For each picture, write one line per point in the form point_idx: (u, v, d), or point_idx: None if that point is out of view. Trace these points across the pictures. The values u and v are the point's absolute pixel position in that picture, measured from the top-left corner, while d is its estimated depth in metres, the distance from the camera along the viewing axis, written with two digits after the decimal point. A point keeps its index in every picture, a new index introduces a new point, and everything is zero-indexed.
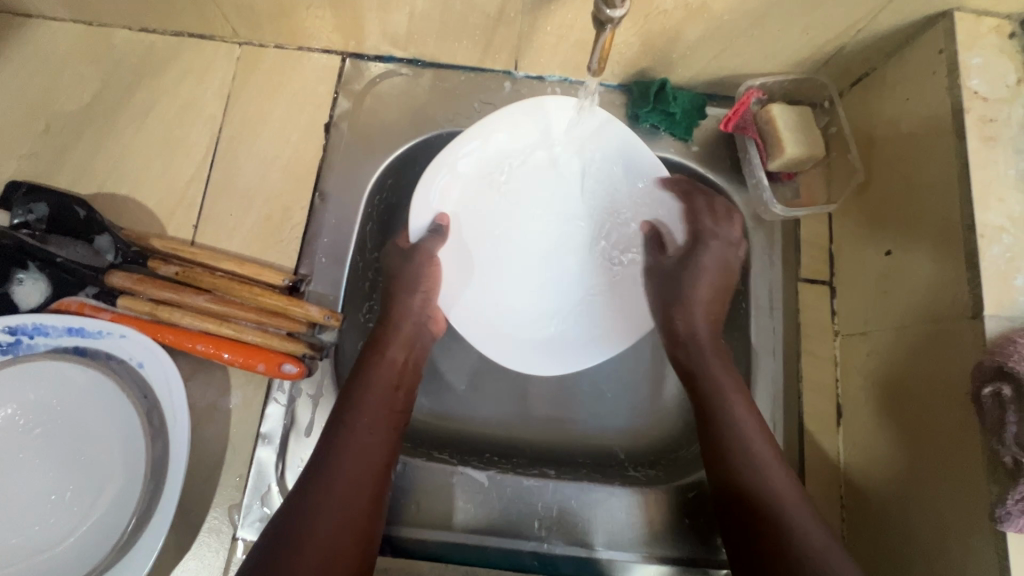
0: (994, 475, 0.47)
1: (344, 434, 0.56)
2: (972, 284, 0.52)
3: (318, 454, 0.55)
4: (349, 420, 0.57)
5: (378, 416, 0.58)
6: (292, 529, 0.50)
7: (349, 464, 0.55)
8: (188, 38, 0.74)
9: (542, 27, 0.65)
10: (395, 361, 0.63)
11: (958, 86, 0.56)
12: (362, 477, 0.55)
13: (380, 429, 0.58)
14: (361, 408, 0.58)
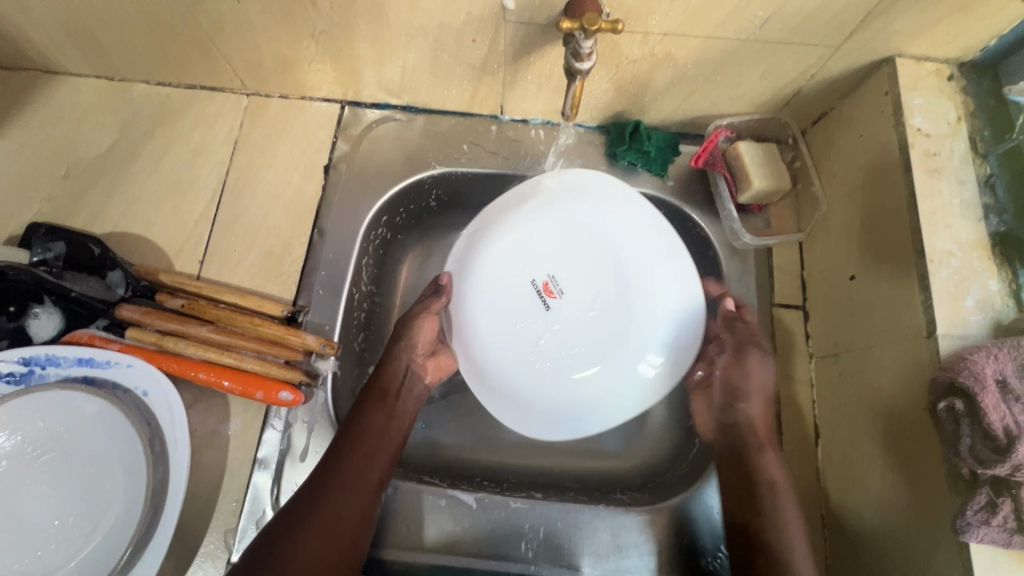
0: (955, 487, 0.50)
1: (323, 501, 0.57)
2: (926, 305, 0.55)
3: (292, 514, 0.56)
4: (333, 486, 0.58)
5: (362, 482, 0.59)
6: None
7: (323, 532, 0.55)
8: (200, 90, 0.81)
9: (523, 77, 0.71)
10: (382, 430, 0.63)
11: (902, 124, 0.61)
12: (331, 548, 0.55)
13: (360, 497, 0.58)
14: (347, 473, 0.59)
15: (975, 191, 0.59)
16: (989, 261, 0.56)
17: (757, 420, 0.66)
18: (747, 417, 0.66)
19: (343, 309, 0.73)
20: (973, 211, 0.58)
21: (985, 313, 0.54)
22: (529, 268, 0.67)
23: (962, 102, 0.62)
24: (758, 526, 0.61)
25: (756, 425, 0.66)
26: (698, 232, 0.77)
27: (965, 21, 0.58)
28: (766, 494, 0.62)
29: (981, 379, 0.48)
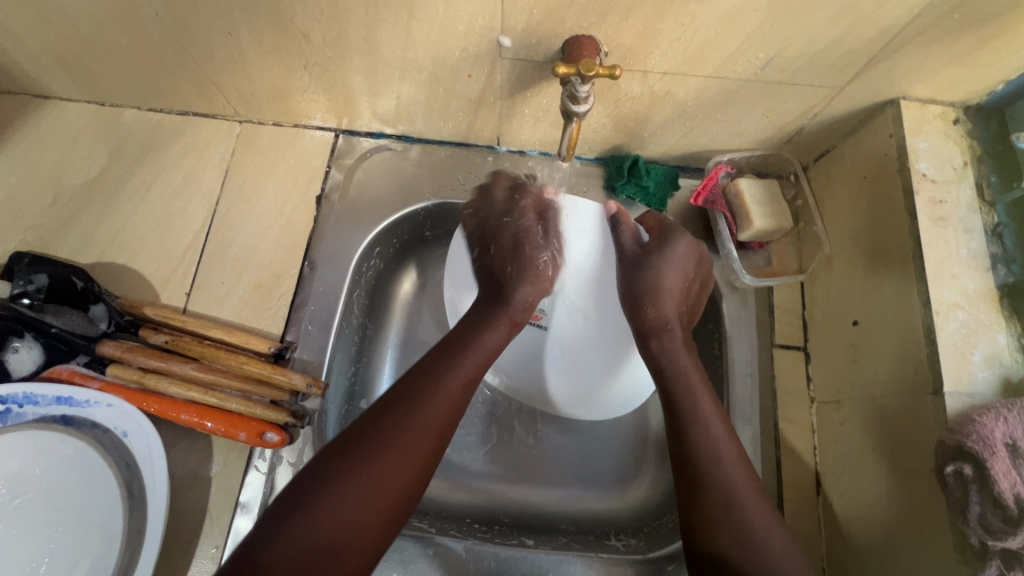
0: (963, 556, 0.49)
1: (377, 450, 0.49)
2: (932, 360, 0.53)
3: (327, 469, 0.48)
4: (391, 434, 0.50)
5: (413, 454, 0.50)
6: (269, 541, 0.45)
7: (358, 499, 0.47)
8: (192, 116, 0.80)
9: (521, 110, 0.69)
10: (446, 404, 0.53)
11: (907, 169, 0.59)
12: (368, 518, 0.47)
13: (407, 470, 0.50)
14: (414, 419, 0.51)
15: (982, 239, 0.57)
16: (997, 313, 0.55)
17: (707, 399, 0.57)
18: (688, 396, 0.57)
19: (332, 344, 0.71)
20: (980, 261, 0.56)
21: (993, 369, 0.52)
22: None
23: (968, 146, 0.61)
24: (723, 534, 0.50)
25: (703, 405, 0.56)
26: None
27: (971, 65, 0.57)
28: (710, 460, 0.53)
29: (990, 444, 0.46)
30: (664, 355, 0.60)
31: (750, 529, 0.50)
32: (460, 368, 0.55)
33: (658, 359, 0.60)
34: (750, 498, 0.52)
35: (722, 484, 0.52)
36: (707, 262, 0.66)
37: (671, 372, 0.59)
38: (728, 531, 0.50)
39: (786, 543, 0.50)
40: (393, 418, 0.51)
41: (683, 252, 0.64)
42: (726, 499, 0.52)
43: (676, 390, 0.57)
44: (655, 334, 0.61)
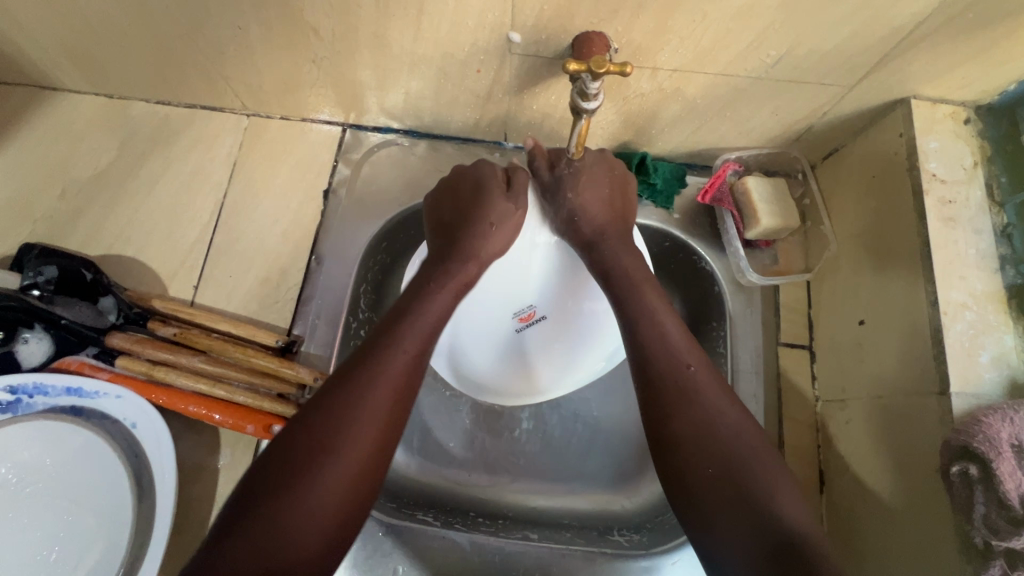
0: (966, 556, 0.49)
1: (332, 423, 0.45)
2: (938, 360, 0.53)
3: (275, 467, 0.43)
4: (343, 406, 0.46)
5: (367, 446, 0.46)
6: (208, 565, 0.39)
7: (306, 509, 0.42)
8: (200, 109, 0.80)
9: (529, 106, 0.69)
10: (412, 349, 0.51)
11: (917, 168, 0.59)
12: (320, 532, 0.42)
13: (370, 446, 0.46)
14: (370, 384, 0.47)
15: (991, 240, 0.57)
16: (1005, 315, 0.55)
17: (672, 338, 0.56)
18: (649, 319, 0.57)
19: (339, 339, 0.71)
20: (988, 262, 0.56)
21: (1000, 370, 0.52)
22: (504, 330, 0.68)
23: (978, 146, 0.61)
24: (698, 460, 0.49)
25: (664, 324, 0.56)
26: (702, 266, 0.75)
27: (984, 65, 0.56)
28: (680, 408, 0.52)
29: (997, 445, 0.46)
30: (607, 265, 0.61)
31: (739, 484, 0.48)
32: (427, 309, 0.54)
33: (607, 265, 0.61)
34: (722, 416, 0.51)
35: (693, 404, 0.52)
36: (617, 167, 0.65)
37: (624, 289, 0.59)
38: (715, 495, 0.48)
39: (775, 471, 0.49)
40: (348, 408, 0.46)
41: (598, 172, 0.63)
42: (698, 418, 0.51)
43: (636, 309, 0.58)
44: (594, 244, 0.62)
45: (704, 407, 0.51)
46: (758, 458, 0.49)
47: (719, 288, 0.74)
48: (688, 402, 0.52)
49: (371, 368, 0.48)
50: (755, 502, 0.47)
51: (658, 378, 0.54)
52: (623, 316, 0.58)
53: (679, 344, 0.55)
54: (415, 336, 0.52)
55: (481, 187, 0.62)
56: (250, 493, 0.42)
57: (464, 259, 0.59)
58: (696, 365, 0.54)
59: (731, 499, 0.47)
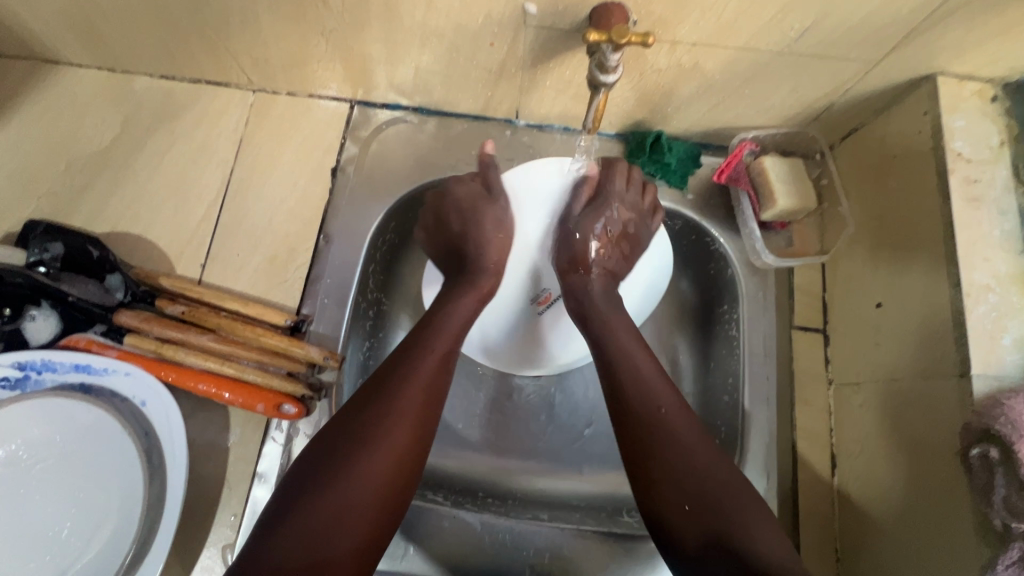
0: (984, 538, 0.48)
1: (368, 424, 0.51)
2: (959, 342, 0.52)
3: (314, 466, 0.49)
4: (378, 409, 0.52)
5: (397, 446, 0.51)
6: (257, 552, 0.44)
7: (342, 504, 0.47)
8: (205, 84, 0.78)
9: (542, 82, 0.67)
10: (439, 350, 0.58)
11: (942, 147, 0.58)
12: (356, 526, 0.47)
13: (404, 442, 0.51)
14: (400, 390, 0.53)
15: (1016, 221, 0.56)
16: None
17: (646, 371, 0.58)
18: (625, 357, 0.59)
19: (348, 318, 0.71)
20: (1013, 243, 0.55)
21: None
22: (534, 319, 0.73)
23: (1005, 125, 0.59)
24: (670, 501, 0.51)
25: (640, 364, 0.58)
26: (715, 248, 0.74)
27: (1015, 39, 0.55)
28: (654, 440, 0.54)
29: (1019, 426, 0.46)
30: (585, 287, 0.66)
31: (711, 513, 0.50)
32: (452, 316, 0.62)
33: (582, 303, 0.64)
34: (695, 460, 0.53)
35: (667, 445, 0.53)
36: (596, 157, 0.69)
37: (601, 334, 0.61)
38: (682, 518, 0.50)
39: (744, 500, 0.51)
40: (382, 411, 0.52)
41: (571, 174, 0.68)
42: (670, 462, 0.52)
43: (611, 344, 0.60)
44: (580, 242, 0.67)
45: (676, 450, 0.53)
46: (734, 504, 0.50)
47: (731, 270, 0.73)
48: (664, 435, 0.54)
49: (401, 373, 0.55)
50: (733, 543, 0.48)
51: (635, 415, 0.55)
52: (598, 359, 0.61)
53: (654, 385, 0.57)
54: (439, 345, 0.59)
55: (464, 204, 0.68)
56: (295, 488, 0.48)
57: (477, 273, 0.67)
58: (668, 407, 0.55)
59: (710, 540, 0.49)
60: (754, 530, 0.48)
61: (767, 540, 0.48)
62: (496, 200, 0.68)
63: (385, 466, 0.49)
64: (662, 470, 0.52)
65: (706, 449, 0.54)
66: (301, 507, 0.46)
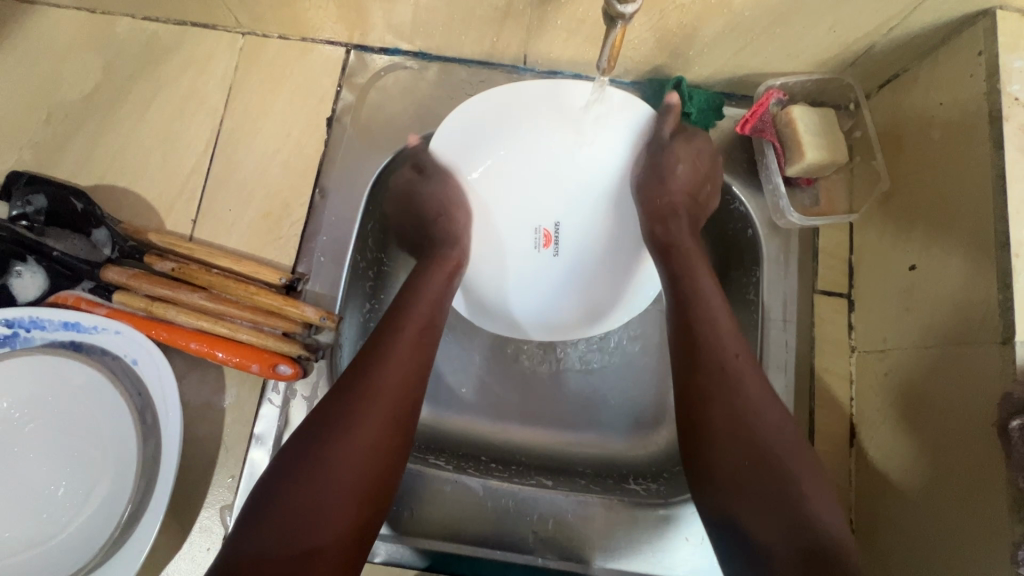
0: (1017, 514, 0.45)
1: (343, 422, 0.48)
2: (1003, 307, 0.48)
3: (297, 451, 0.47)
4: (350, 405, 0.49)
5: (372, 442, 0.48)
6: (245, 538, 0.43)
7: (321, 502, 0.45)
8: (190, 27, 0.73)
9: (552, 21, 0.61)
10: (416, 325, 0.56)
11: (996, 92, 0.52)
12: (344, 510, 0.45)
13: (381, 438, 0.49)
14: (371, 382, 0.51)
15: None
16: None
17: (722, 316, 0.55)
18: (703, 307, 0.56)
19: (345, 278, 0.67)
20: None
21: None
22: (536, 267, 0.70)
23: None
24: (727, 456, 0.49)
25: (714, 306, 0.56)
26: (736, 207, 0.70)
27: None
28: (727, 390, 0.51)
29: None
30: (673, 237, 0.63)
31: (777, 473, 0.47)
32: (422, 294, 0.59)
33: (670, 237, 0.63)
34: (762, 412, 0.50)
35: (732, 389, 0.51)
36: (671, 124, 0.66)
37: (681, 262, 0.60)
38: (736, 466, 0.48)
39: (808, 463, 0.48)
40: (353, 406, 0.49)
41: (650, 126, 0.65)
42: (736, 411, 0.50)
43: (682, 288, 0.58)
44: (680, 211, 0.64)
45: (743, 400, 0.50)
46: (795, 459, 0.48)
47: (752, 230, 0.68)
48: (733, 383, 0.51)
49: (379, 349, 0.53)
50: (789, 502, 0.46)
51: (704, 358, 0.53)
52: (669, 300, 0.58)
53: (727, 331, 0.54)
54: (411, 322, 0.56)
55: (418, 193, 0.68)
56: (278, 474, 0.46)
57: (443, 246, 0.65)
58: (744, 355, 0.53)
59: (769, 500, 0.46)
60: (815, 499, 0.46)
61: (823, 511, 0.46)
62: (430, 178, 0.68)
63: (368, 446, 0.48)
64: (725, 415, 0.50)
65: (775, 400, 0.51)
66: (277, 509, 0.44)
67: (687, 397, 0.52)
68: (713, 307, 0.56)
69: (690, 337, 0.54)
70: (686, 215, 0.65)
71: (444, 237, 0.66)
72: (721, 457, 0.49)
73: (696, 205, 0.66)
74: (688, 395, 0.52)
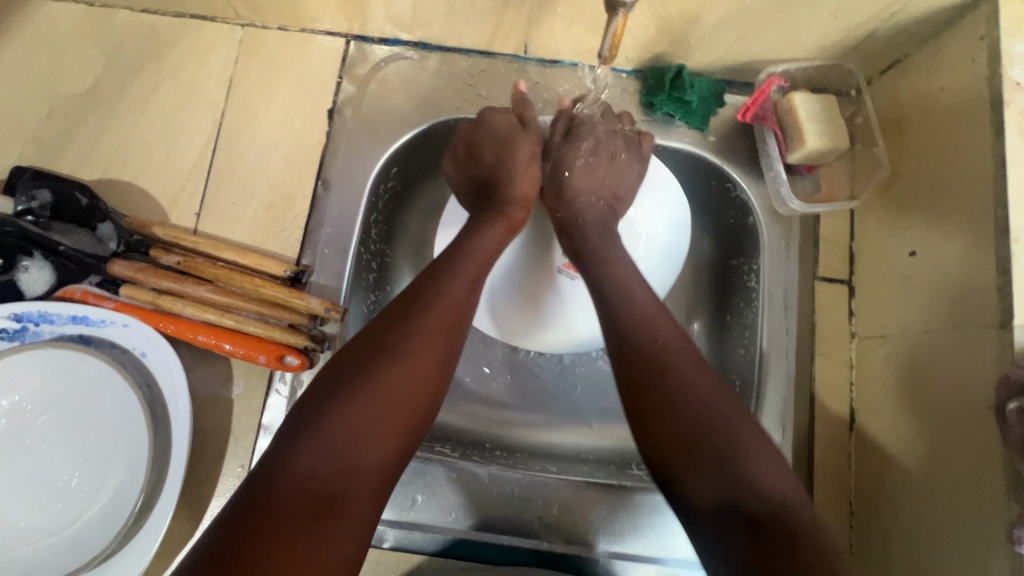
0: (1013, 495, 0.46)
1: (382, 362, 0.48)
2: (1002, 292, 0.49)
3: (339, 382, 0.47)
4: (389, 346, 0.49)
5: (408, 382, 0.47)
6: (279, 461, 0.43)
7: (349, 438, 0.44)
8: (189, 19, 0.72)
9: (553, 9, 0.61)
10: (468, 274, 0.56)
11: (998, 77, 0.52)
12: (381, 443, 0.45)
13: (417, 379, 0.48)
14: (415, 322, 0.50)
15: None
16: None
17: (645, 297, 0.56)
18: (626, 298, 0.56)
19: (350, 269, 0.68)
20: None
21: None
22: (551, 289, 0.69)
23: None
24: (667, 426, 0.47)
25: (635, 294, 0.56)
26: (737, 196, 0.70)
27: None
28: (658, 366, 0.50)
29: None
30: (581, 242, 0.62)
31: (720, 446, 0.45)
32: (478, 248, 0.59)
33: (580, 242, 0.62)
34: (696, 382, 0.49)
35: (661, 367, 0.50)
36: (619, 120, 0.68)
37: (599, 261, 0.60)
38: (673, 441, 0.47)
39: (754, 432, 0.46)
40: (390, 347, 0.48)
41: (503, 122, 0.65)
42: (668, 385, 0.49)
43: (608, 277, 0.58)
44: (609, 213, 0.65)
45: (675, 372, 0.49)
46: (733, 428, 0.46)
47: (753, 218, 0.69)
48: (664, 358, 0.50)
49: (428, 292, 0.52)
50: (730, 467, 0.44)
51: (631, 334, 0.52)
52: (597, 291, 0.58)
53: (653, 314, 0.54)
54: (464, 268, 0.56)
55: (488, 143, 0.65)
56: (319, 403, 0.46)
57: (509, 203, 0.64)
58: (666, 337, 0.52)
59: (708, 464, 0.45)
60: (761, 468, 0.44)
61: (770, 478, 0.44)
62: (530, 134, 0.65)
63: (413, 384, 0.48)
64: (659, 390, 0.49)
65: (712, 375, 0.50)
66: (307, 438, 0.44)
67: (624, 382, 0.51)
68: (635, 294, 0.56)
69: (613, 323, 0.54)
70: (603, 213, 0.65)
71: (507, 193, 0.64)
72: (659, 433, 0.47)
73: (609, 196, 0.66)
74: (627, 380, 0.51)
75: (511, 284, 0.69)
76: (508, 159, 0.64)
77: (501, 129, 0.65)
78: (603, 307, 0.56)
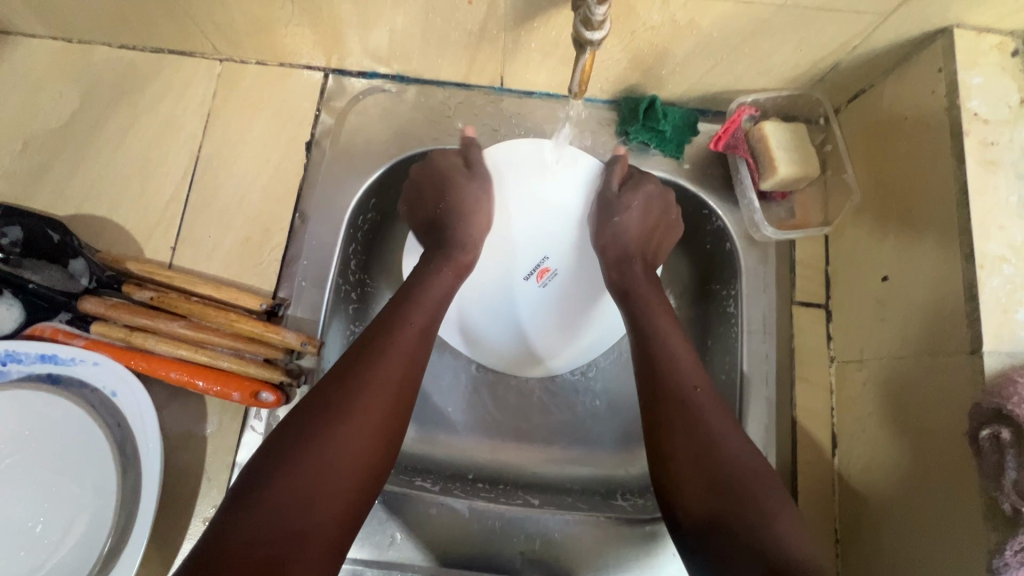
0: (992, 523, 0.46)
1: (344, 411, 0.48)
2: (971, 319, 0.50)
3: (296, 432, 0.46)
4: (349, 393, 0.49)
5: (367, 428, 0.48)
6: (234, 519, 0.42)
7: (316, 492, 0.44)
8: (167, 54, 0.73)
9: (527, 43, 0.62)
10: (417, 323, 0.56)
11: (957, 108, 0.54)
12: (343, 490, 0.45)
13: (378, 427, 0.49)
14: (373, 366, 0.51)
15: None
16: None
17: (676, 342, 0.58)
18: (663, 346, 0.57)
19: (328, 301, 0.67)
20: None
21: None
22: (523, 294, 0.68)
23: None
24: (694, 484, 0.50)
25: (671, 344, 0.57)
26: (714, 222, 0.71)
27: None
28: (693, 423, 0.52)
29: None
30: (629, 282, 0.63)
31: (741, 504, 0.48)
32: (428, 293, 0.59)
33: (627, 283, 0.63)
34: (722, 437, 0.51)
35: (694, 421, 0.52)
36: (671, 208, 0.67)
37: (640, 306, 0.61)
38: (706, 499, 0.49)
39: (771, 486, 0.49)
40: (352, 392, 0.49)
41: (448, 164, 0.66)
42: (696, 440, 0.51)
43: (644, 326, 0.59)
44: (625, 263, 0.65)
45: (704, 427, 0.52)
46: (760, 485, 0.49)
47: (730, 243, 0.70)
48: (697, 415, 0.52)
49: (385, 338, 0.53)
50: (754, 525, 0.46)
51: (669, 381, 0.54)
52: (635, 335, 0.59)
53: (685, 366, 0.56)
54: (419, 313, 0.57)
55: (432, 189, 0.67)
56: (271, 456, 0.45)
57: (458, 247, 0.64)
58: (703, 386, 0.54)
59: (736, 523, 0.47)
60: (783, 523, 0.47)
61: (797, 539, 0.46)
62: (473, 177, 0.66)
63: (375, 428, 0.48)
64: (688, 445, 0.51)
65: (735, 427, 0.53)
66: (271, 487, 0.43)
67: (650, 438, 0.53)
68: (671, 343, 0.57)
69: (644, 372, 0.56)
70: (641, 261, 0.65)
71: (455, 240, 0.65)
72: (687, 486, 0.50)
73: (650, 249, 0.67)
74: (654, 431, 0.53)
75: (489, 291, 0.68)
76: (452, 208, 0.66)
77: (446, 169, 0.66)
78: (637, 354, 0.58)
